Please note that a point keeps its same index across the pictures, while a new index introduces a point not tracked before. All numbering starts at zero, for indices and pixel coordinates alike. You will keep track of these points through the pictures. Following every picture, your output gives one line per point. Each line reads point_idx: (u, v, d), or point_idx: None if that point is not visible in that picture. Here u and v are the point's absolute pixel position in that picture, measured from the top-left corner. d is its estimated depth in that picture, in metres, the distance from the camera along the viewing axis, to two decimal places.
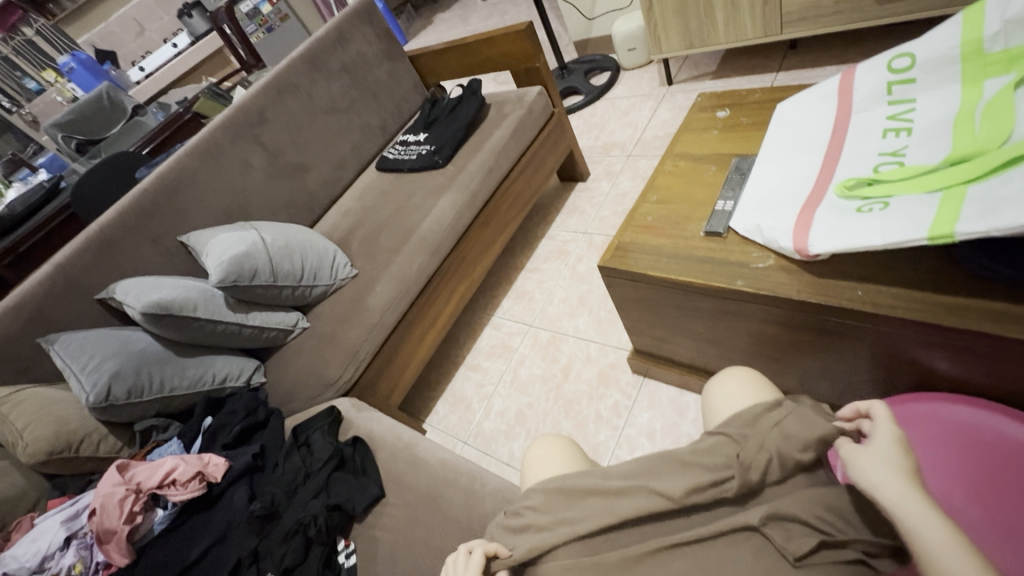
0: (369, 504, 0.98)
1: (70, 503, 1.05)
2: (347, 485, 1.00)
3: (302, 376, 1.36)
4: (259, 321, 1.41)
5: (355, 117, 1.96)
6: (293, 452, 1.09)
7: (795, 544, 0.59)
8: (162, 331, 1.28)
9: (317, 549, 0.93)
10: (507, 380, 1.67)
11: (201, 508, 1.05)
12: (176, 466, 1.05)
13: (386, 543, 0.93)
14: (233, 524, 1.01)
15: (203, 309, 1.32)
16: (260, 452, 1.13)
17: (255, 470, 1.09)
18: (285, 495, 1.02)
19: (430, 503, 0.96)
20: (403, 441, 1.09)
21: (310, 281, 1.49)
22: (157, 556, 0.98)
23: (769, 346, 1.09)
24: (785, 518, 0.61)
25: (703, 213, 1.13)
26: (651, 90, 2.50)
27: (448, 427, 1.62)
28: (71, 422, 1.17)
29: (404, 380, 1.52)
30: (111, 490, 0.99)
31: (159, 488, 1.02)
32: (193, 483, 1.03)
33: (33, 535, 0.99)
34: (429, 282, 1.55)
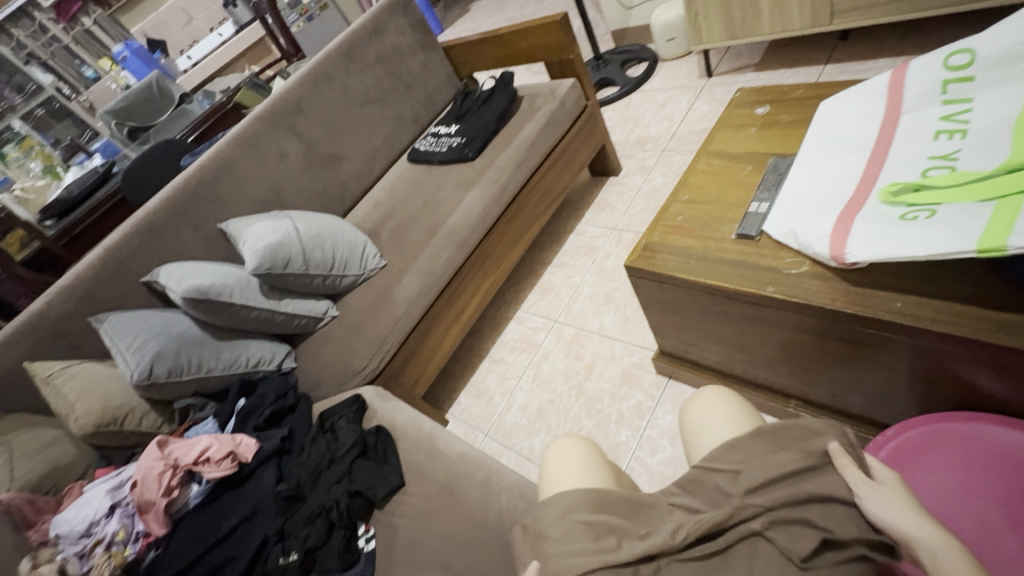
0: (389, 492, 1.01)
1: (114, 474, 1.13)
2: (369, 472, 1.04)
3: (331, 362, 1.40)
4: (291, 308, 1.46)
5: (388, 108, 1.98)
6: (319, 437, 1.13)
7: (799, 546, 0.60)
8: (201, 315, 1.35)
9: (339, 532, 0.96)
10: (529, 374, 1.67)
11: (231, 486, 1.10)
12: (210, 444, 1.11)
13: (405, 531, 0.96)
14: (261, 502, 1.06)
15: (238, 296, 1.37)
16: (288, 435, 1.18)
17: (283, 452, 1.14)
18: (310, 479, 1.06)
19: (448, 495, 0.98)
20: (424, 432, 1.11)
21: (340, 271, 1.52)
22: (191, 528, 1.04)
23: (799, 354, 1.06)
24: (789, 521, 0.63)
25: (736, 214, 1.10)
26: (689, 83, 2.43)
27: (470, 418, 1.64)
28: (117, 397, 1.25)
29: (428, 370, 1.55)
30: (151, 464, 1.06)
31: (194, 465, 1.08)
32: (225, 462, 1.09)
33: (82, 501, 1.07)
34: (456, 275, 1.56)
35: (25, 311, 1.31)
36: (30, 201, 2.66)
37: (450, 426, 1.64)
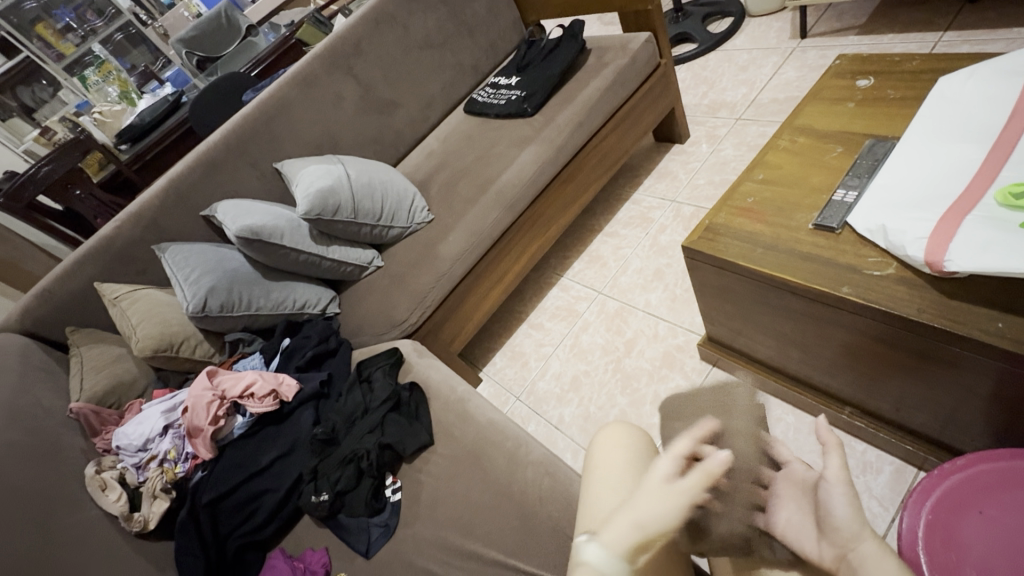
0: (418, 449, 1.03)
1: (168, 397, 1.22)
2: (399, 427, 1.06)
3: (372, 312, 1.42)
4: (338, 255, 1.47)
5: (448, 55, 1.89)
6: (356, 386, 1.17)
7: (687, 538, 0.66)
8: (253, 254, 1.38)
9: (368, 480, 1.00)
10: (567, 343, 1.64)
11: (272, 422, 1.16)
12: (255, 381, 1.17)
13: (430, 488, 0.98)
14: (298, 441, 1.11)
15: (289, 239, 1.39)
16: (328, 380, 1.22)
17: (322, 396, 1.19)
18: (345, 426, 1.10)
19: (475, 461, 0.98)
20: (456, 394, 1.11)
21: (388, 222, 1.51)
22: (233, 456, 1.11)
23: (864, 362, 0.96)
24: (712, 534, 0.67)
25: (817, 201, 0.98)
26: (778, 44, 2.19)
27: (503, 379, 1.65)
28: (173, 325, 1.33)
29: (466, 329, 1.55)
30: (201, 393, 1.14)
31: (240, 398, 1.15)
32: (267, 399, 1.15)
33: (140, 419, 1.17)
34: (502, 236, 1.52)
35: (95, 234, 1.38)
36: (108, 125, 2.77)
37: (482, 384, 1.66)
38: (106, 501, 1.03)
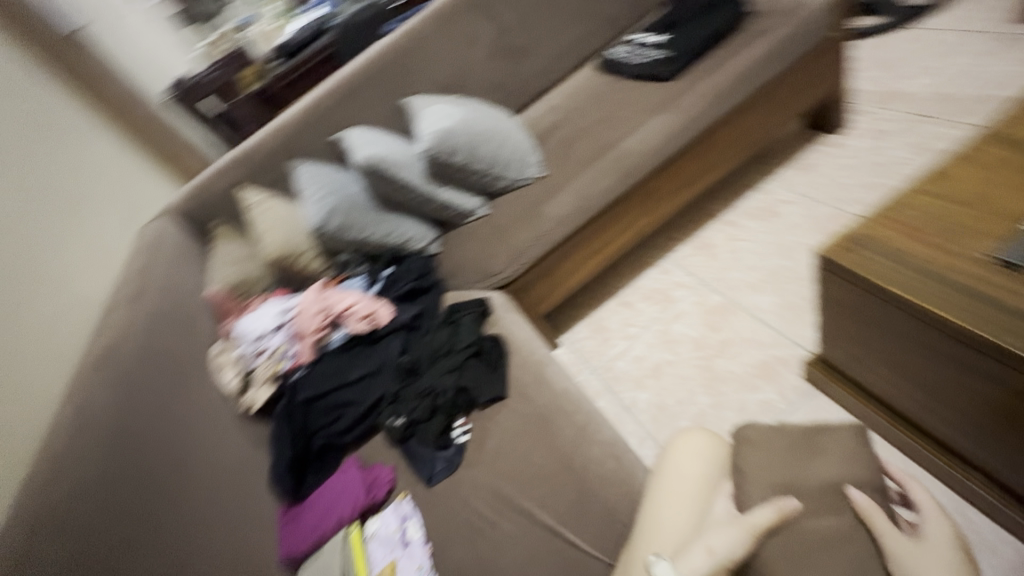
0: (491, 399, 1.06)
1: (283, 301, 1.36)
2: (477, 374, 1.10)
3: (469, 258, 1.45)
4: (447, 197, 1.50)
5: (591, 3, 1.78)
6: (443, 326, 1.21)
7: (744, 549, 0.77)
8: (372, 183, 1.44)
9: (441, 417, 1.05)
10: (656, 328, 1.58)
11: (364, 343, 1.25)
12: (356, 302, 1.27)
13: (496, 439, 1.01)
14: (384, 365, 1.19)
15: (406, 173, 1.43)
16: (419, 315, 1.29)
17: (411, 329, 1.26)
18: (428, 361, 1.16)
19: (543, 425, 0.99)
20: (536, 355, 1.12)
21: (499, 172, 1.51)
22: (328, 364, 1.21)
23: (1012, 428, 0.83)
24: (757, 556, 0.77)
25: (1003, 229, 0.81)
26: (990, 28, 1.81)
27: (582, 349, 1.63)
28: (296, 236, 1.46)
29: (556, 293, 1.53)
30: (311, 303, 1.28)
31: (342, 314, 1.26)
32: (364, 321, 1.25)
33: (258, 315, 1.31)
34: (611, 206, 1.46)
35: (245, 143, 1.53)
36: None
37: (559, 349, 1.65)
38: (224, 380, 1.19)
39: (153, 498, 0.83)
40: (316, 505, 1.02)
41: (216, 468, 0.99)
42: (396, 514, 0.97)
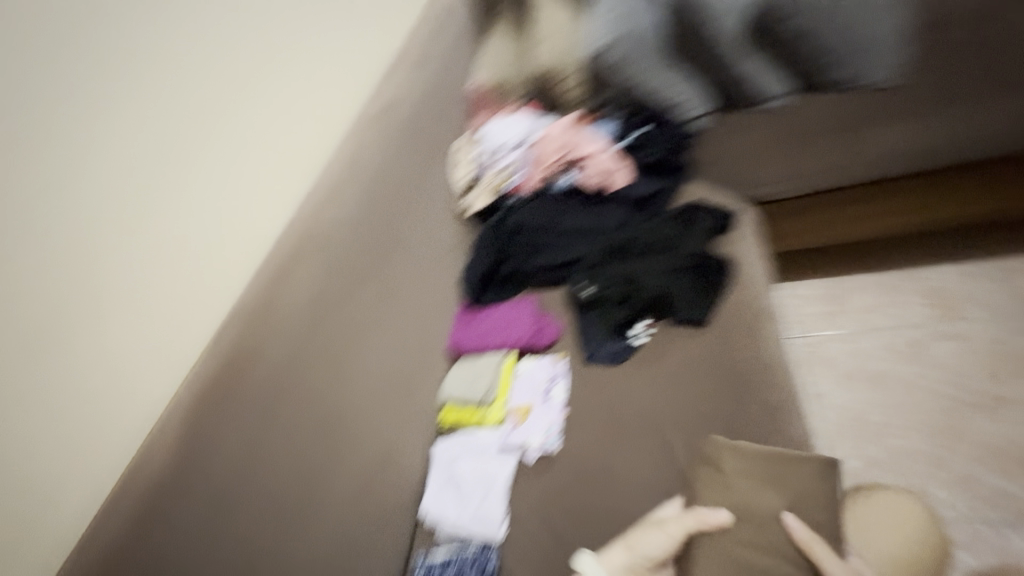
0: (689, 321, 0.98)
1: (532, 115, 1.29)
2: (686, 289, 0.99)
3: (742, 156, 1.22)
4: (746, 71, 1.07)
5: None
6: (674, 220, 1.09)
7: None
8: (661, 16, 1.08)
9: (629, 308, 1.02)
10: (913, 335, 1.25)
11: (587, 197, 1.20)
12: (598, 154, 1.17)
13: (673, 361, 0.96)
14: (598, 229, 1.16)
15: (710, 21, 1.04)
16: (654, 194, 1.19)
17: (636, 207, 1.18)
18: (642, 247, 1.08)
19: (729, 379, 0.90)
20: (763, 304, 0.96)
21: (838, 61, 1.00)
22: (547, 201, 1.21)
23: None
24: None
25: None
26: None
27: (801, 307, 1.35)
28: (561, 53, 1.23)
29: (811, 234, 1.33)
30: (557, 134, 1.19)
31: (580, 160, 1.18)
32: (596, 178, 1.17)
33: (505, 121, 1.25)
34: (955, 168, 1.15)
35: None
36: None
37: (776, 293, 1.38)
38: (456, 172, 1.23)
39: (310, 417, 0.77)
40: (489, 319, 1.11)
41: (376, 359, 0.91)
42: (549, 370, 1.02)
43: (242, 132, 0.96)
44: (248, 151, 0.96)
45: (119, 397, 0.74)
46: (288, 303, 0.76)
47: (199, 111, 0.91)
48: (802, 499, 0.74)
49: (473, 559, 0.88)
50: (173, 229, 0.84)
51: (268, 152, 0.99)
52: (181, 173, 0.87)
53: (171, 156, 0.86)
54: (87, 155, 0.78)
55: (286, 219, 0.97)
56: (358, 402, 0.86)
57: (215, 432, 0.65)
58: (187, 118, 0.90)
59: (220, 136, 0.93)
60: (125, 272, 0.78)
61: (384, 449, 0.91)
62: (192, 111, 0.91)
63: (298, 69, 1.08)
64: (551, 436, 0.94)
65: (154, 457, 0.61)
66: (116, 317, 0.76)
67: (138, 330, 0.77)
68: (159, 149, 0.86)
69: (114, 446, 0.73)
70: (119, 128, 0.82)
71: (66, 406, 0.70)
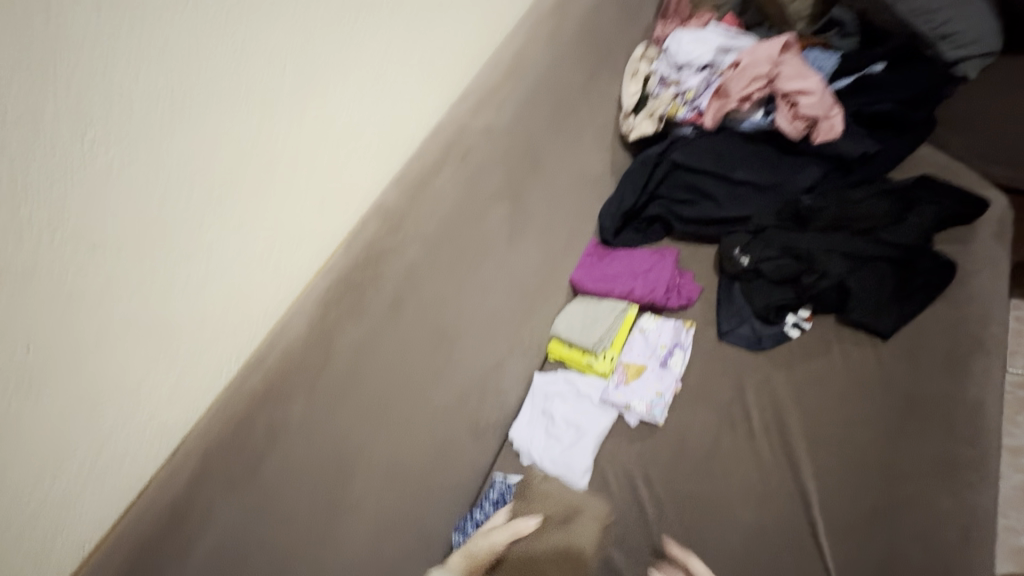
0: (866, 326, 0.80)
1: (731, 35, 1.09)
2: (878, 286, 0.80)
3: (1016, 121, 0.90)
4: None
5: None
6: (888, 197, 0.86)
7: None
8: None
9: (792, 293, 0.85)
10: None
11: (777, 146, 0.99)
12: (812, 92, 0.92)
13: (829, 367, 0.80)
14: (779, 188, 0.96)
15: None
16: (867, 158, 0.93)
17: (840, 169, 0.95)
18: (832, 221, 0.87)
19: (904, 410, 0.73)
20: (979, 332, 0.75)
21: None
22: (723, 142, 1.02)
23: None
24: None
25: None
26: None
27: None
28: None
29: None
30: (762, 60, 0.96)
31: (782, 97, 0.95)
32: (799, 123, 0.94)
33: (698, 36, 1.07)
34: None
35: None
36: None
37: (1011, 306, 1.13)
38: (626, 89, 1.07)
39: (391, 379, 0.74)
40: (617, 265, 1.02)
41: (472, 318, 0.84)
42: (672, 335, 0.92)
43: (415, 15, 0.78)
44: (407, 26, 0.77)
45: (228, 318, 0.63)
46: (433, 206, 0.75)
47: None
48: (575, 519, 0.75)
49: (509, 491, 0.86)
50: (332, 108, 0.69)
51: (428, 49, 0.81)
52: (352, 52, 0.70)
53: (337, 35, 0.68)
54: (214, 113, 0.58)
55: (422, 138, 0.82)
56: (473, 320, 0.85)
57: (341, 323, 0.67)
58: None
59: (394, 9, 0.74)
60: (250, 137, 0.61)
61: (463, 412, 0.86)
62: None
63: None
64: (659, 406, 0.86)
65: (289, 332, 0.64)
66: (250, 209, 0.63)
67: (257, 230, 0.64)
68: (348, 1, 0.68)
69: (214, 359, 0.63)
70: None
71: (186, 293, 0.59)
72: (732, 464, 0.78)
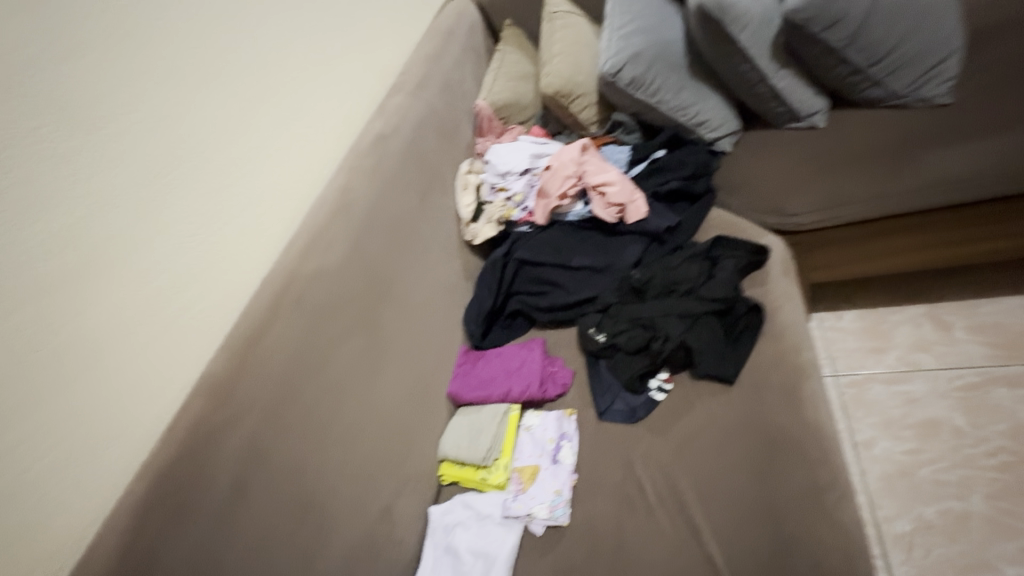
0: (713, 377, 0.88)
1: (540, 143, 1.23)
2: (712, 338, 0.89)
3: (766, 180, 1.12)
4: (781, 86, 1.08)
5: None
6: (698, 259, 1.00)
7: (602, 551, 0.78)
8: (698, 36, 1.08)
9: (647, 360, 0.91)
10: (964, 379, 1.13)
11: (602, 230, 1.10)
12: (614, 183, 1.07)
13: (695, 422, 0.85)
14: (613, 267, 1.06)
15: (747, 36, 1.03)
16: (673, 228, 1.09)
17: (656, 240, 1.08)
18: (661, 288, 0.98)
19: (766, 448, 0.78)
20: (798, 358, 0.86)
21: (880, 75, 1.03)
22: (557, 235, 1.11)
23: None
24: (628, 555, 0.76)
25: None
26: None
27: (836, 340, 1.27)
28: (582, 73, 1.21)
29: (848, 268, 1.17)
30: (567, 163, 1.10)
31: (592, 190, 1.08)
32: (612, 209, 1.07)
33: (512, 149, 1.19)
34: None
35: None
36: None
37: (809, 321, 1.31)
38: (462, 202, 1.15)
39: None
40: (489, 367, 1.01)
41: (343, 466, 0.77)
42: (556, 427, 0.92)
43: (230, 163, 0.80)
44: (216, 179, 0.77)
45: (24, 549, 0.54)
46: (272, 364, 0.70)
47: (183, 146, 0.74)
48: None
49: None
50: (144, 269, 0.67)
51: (250, 194, 0.82)
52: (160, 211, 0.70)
53: (130, 205, 0.67)
54: None
55: (259, 278, 0.80)
56: (345, 470, 0.78)
57: (171, 533, 0.58)
58: (120, 162, 0.67)
59: (204, 162, 0.76)
60: (27, 334, 0.56)
61: None
62: (189, 140, 0.75)
63: (262, 92, 0.88)
64: (559, 506, 0.83)
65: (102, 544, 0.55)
66: (57, 391, 0.57)
67: (68, 420, 0.58)
68: (139, 169, 0.69)
69: None
70: (105, 148, 0.66)
71: None
72: (639, 549, 0.77)
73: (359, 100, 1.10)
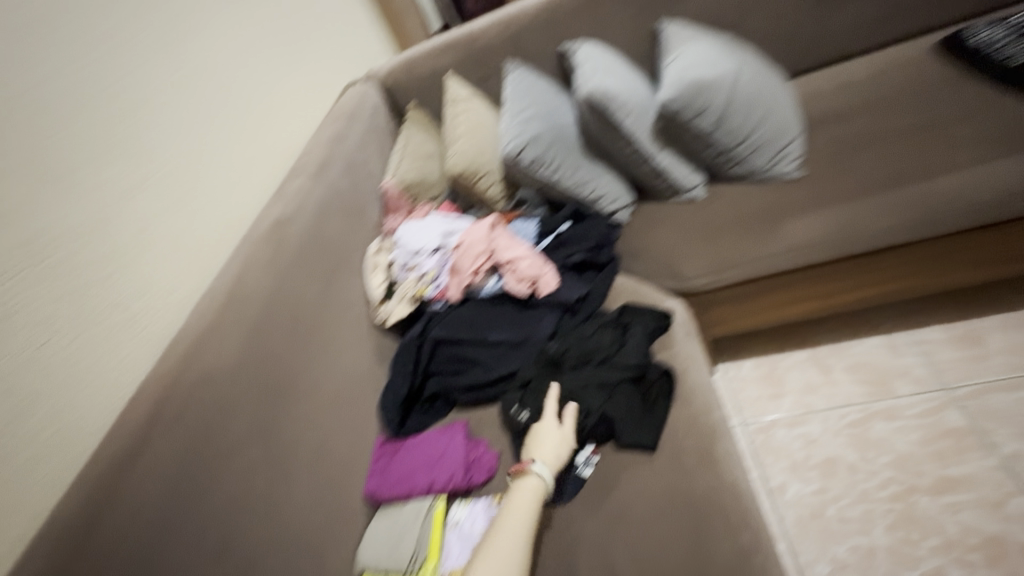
0: (634, 446, 0.88)
1: (450, 219, 1.24)
2: (629, 406, 0.91)
3: (661, 247, 1.21)
4: (664, 164, 1.21)
5: None
6: (609, 327, 1.03)
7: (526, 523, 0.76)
8: (589, 122, 1.19)
9: (570, 434, 0.91)
10: (850, 416, 1.24)
11: (516, 303, 1.12)
12: (524, 258, 1.10)
13: (622, 496, 0.85)
14: (529, 340, 1.06)
15: (630, 122, 1.16)
16: (583, 297, 1.13)
17: (568, 310, 1.11)
18: (578, 359, 0.99)
19: (691, 517, 0.79)
20: (709, 418, 0.90)
21: (742, 154, 1.18)
22: (472, 311, 1.10)
23: None
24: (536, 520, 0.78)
25: None
26: None
27: (740, 390, 1.37)
28: (486, 154, 1.27)
29: (741, 322, 1.27)
30: (477, 240, 1.12)
31: (504, 265, 1.10)
32: (525, 283, 1.09)
33: (422, 226, 1.19)
34: (888, 248, 1.11)
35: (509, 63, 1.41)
36: None
37: (713, 376, 1.41)
38: (372, 282, 1.12)
39: None
40: (410, 458, 0.93)
41: None
42: (486, 518, 0.86)
43: (92, 280, 0.82)
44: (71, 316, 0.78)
45: None
46: (150, 484, 0.65)
47: (36, 285, 0.74)
48: None
49: None
50: None
51: (109, 322, 0.83)
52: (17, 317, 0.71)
53: None
54: None
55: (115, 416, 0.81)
56: None
57: None
58: None
59: (57, 297, 0.77)
60: None
61: None
62: (47, 264, 0.77)
63: (126, 218, 0.90)
64: None
65: None
66: None
67: None
68: None
69: None
70: None
71: None
72: None
73: (238, 211, 1.15)
